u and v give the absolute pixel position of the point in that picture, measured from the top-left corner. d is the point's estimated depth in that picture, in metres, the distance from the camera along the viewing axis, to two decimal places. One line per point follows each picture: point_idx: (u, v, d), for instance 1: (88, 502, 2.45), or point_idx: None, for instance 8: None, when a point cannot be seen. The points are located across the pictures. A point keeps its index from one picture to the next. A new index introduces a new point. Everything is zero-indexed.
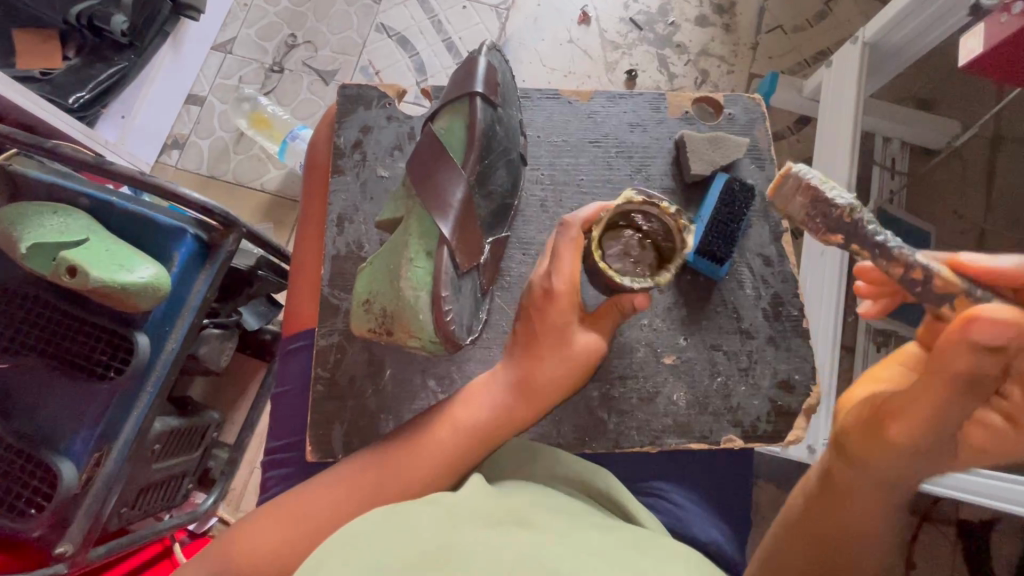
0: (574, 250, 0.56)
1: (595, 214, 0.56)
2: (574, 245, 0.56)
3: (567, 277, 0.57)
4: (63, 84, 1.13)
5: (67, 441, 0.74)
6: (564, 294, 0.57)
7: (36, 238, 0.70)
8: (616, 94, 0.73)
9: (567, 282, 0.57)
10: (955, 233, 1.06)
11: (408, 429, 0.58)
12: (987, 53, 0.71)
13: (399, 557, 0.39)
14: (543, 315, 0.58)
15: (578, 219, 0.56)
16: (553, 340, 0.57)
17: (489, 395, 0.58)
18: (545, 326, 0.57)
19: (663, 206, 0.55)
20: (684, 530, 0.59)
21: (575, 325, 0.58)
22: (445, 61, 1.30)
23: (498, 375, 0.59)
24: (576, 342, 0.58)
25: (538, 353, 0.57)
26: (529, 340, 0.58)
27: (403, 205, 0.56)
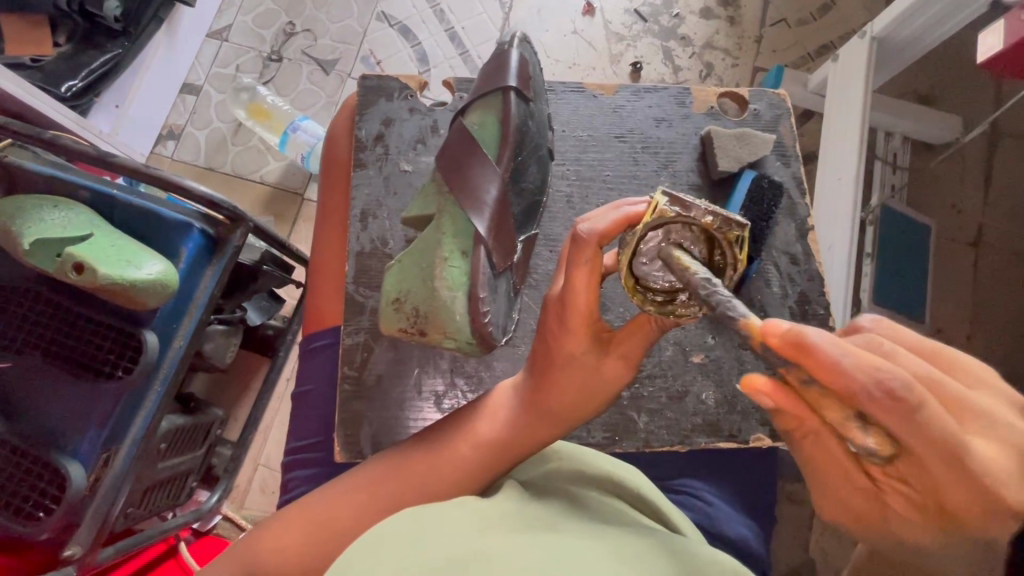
0: (588, 274, 0.48)
1: (611, 229, 0.46)
2: (588, 270, 0.47)
3: (580, 302, 0.49)
4: (54, 71, 1.08)
5: (74, 442, 0.73)
6: (577, 318, 0.49)
7: (37, 234, 0.66)
8: (641, 88, 0.75)
9: (581, 306, 0.49)
10: (954, 229, 1.07)
11: (425, 442, 0.55)
12: (1007, 50, 0.73)
13: (442, 553, 0.38)
14: (557, 337, 0.51)
15: (592, 237, 0.46)
16: (579, 365, 0.51)
17: (509, 411, 0.54)
18: (560, 351, 0.51)
19: (705, 222, 0.41)
20: (714, 527, 0.58)
21: (604, 349, 0.51)
22: (447, 51, 1.28)
23: (519, 392, 0.55)
24: (598, 368, 0.51)
25: (557, 376, 0.52)
26: (547, 363, 0.52)
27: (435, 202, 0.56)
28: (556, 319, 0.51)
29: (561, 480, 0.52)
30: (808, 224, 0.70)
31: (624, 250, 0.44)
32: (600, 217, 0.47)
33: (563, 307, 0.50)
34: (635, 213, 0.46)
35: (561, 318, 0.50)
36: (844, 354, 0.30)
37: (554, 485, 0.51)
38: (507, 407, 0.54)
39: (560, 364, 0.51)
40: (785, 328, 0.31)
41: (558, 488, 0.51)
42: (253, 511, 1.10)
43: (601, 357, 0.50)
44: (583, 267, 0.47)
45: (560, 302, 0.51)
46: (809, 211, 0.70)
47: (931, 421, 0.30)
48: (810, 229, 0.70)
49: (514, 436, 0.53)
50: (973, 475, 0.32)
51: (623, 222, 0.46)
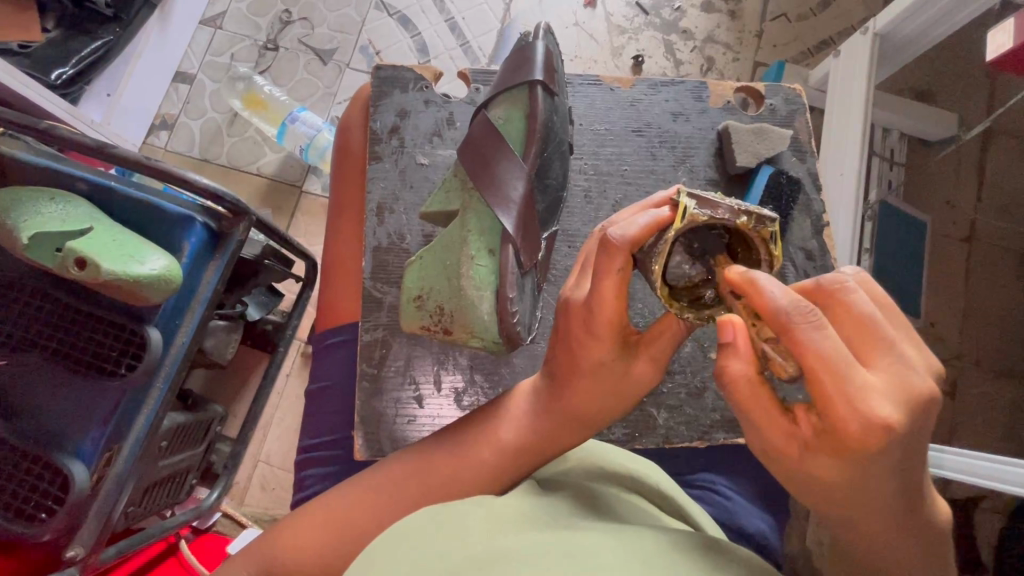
0: (616, 283, 0.46)
1: (643, 235, 0.43)
2: (617, 280, 0.46)
3: (607, 310, 0.47)
4: (43, 58, 1.04)
5: (76, 441, 0.71)
6: (604, 325, 0.48)
7: (36, 228, 0.65)
8: (658, 82, 0.75)
9: (607, 313, 0.47)
10: (947, 224, 1.08)
11: (451, 437, 0.54)
12: (1016, 49, 0.74)
13: (465, 551, 0.38)
14: (581, 344, 0.50)
15: (625, 244, 0.43)
16: (602, 374, 0.50)
17: (528, 417, 0.53)
18: (586, 359, 0.50)
19: (740, 222, 0.40)
20: (733, 521, 0.59)
21: (626, 357, 0.50)
22: (448, 41, 1.26)
23: (539, 398, 0.54)
24: (625, 373, 0.50)
25: (578, 380, 0.51)
26: (569, 369, 0.51)
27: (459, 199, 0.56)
28: (580, 326, 0.50)
29: (581, 477, 0.52)
30: (824, 221, 0.71)
31: (659, 260, 0.42)
32: (631, 221, 0.44)
33: (588, 315, 0.48)
34: (664, 218, 0.43)
35: (588, 326, 0.49)
36: (777, 291, 0.36)
37: (573, 481, 0.51)
38: (526, 410, 0.54)
39: (585, 371, 0.50)
40: (739, 272, 0.38)
41: (577, 484, 0.50)
42: (254, 508, 1.09)
43: (628, 362, 0.50)
44: (610, 272, 0.45)
45: (585, 309, 0.49)
46: (825, 206, 0.70)
47: (822, 337, 0.35)
48: (824, 225, 0.71)
49: (536, 439, 0.52)
50: (859, 396, 0.35)
51: (656, 228, 0.43)
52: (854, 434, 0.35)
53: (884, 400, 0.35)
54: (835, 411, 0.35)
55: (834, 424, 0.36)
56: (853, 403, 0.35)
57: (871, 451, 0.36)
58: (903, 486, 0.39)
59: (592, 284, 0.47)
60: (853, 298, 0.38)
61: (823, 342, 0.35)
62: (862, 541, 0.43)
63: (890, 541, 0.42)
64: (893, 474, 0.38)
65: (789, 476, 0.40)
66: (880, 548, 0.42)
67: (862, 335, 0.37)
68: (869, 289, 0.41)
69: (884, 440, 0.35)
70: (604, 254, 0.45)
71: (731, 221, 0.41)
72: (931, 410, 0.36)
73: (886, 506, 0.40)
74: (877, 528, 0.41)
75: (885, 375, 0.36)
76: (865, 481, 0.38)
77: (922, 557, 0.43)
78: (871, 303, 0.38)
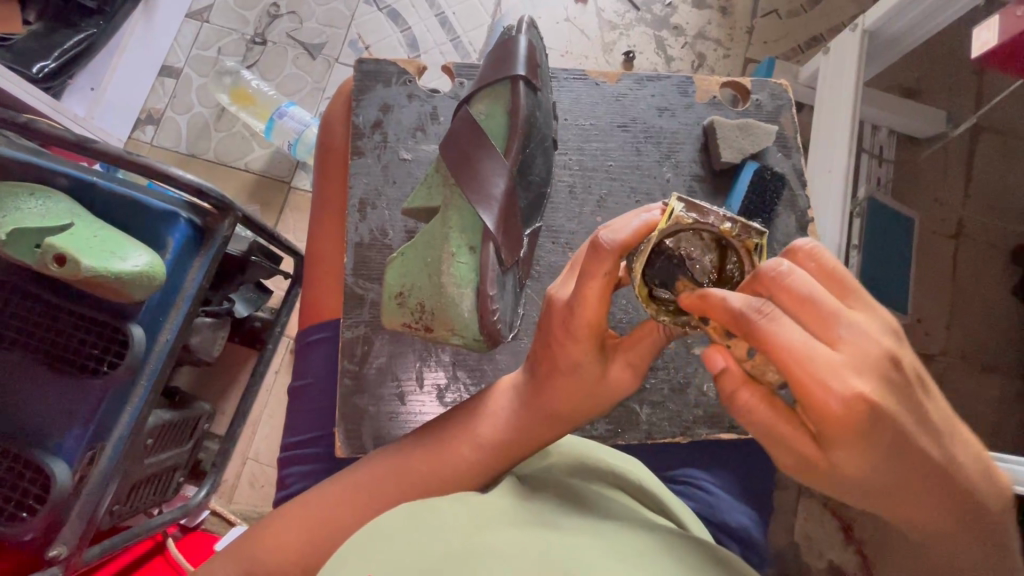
0: (600, 286, 0.46)
1: (633, 239, 0.44)
2: (603, 283, 0.45)
3: (589, 310, 0.47)
4: (25, 51, 1.02)
5: (59, 440, 0.70)
6: (583, 328, 0.48)
7: (14, 224, 0.63)
8: (644, 77, 0.74)
9: (589, 314, 0.47)
10: (936, 221, 1.07)
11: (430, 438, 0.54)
12: (1001, 45, 0.73)
13: (441, 548, 0.38)
14: (560, 344, 0.50)
15: (614, 248, 0.44)
16: (582, 377, 0.50)
17: (509, 416, 0.53)
18: (565, 359, 0.50)
19: (725, 228, 0.42)
20: (716, 517, 0.59)
21: (605, 360, 0.50)
22: (438, 36, 1.25)
23: (517, 397, 0.54)
24: (602, 376, 0.50)
25: (558, 380, 0.51)
26: (550, 368, 0.51)
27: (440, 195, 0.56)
28: (560, 327, 0.49)
29: (564, 474, 0.52)
30: (808, 217, 0.71)
31: (641, 257, 0.43)
32: (620, 226, 0.44)
33: (569, 316, 0.48)
34: (654, 221, 0.44)
35: (567, 328, 0.49)
36: (728, 296, 0.37)
37: (554, 478, 0.50)
38: (506, 409, 0.54)
39: (563, 371, 0.50)
40: (692, 294, 0.39)
41: (558, 481, 0.50)
42: (242, 506, 1.09)
43: (605, 363, 0.50)
44: (597, 273, 0.45)
45: (566, 310, 0.49)
46: (809, 202, 0.70)
47: (781, 334, 0.35)
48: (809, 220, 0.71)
49: (512, 439, 0.52)
50: (830, 379, 0.35)
51: (644, 230, 0.44)
52: (837, 418, 0.35)
53: (852, 375, 0.35)
54: (812, 399, 0.35)
55: (817, 412, 0.36)
56: (823, 389, 0.35)
57: (858, 428, 0.35)
58: (925, 453, 0.38)
59: (577, 285, 0.47)
60: (789, 278, 0.36)
61: (783, 333, 0.35)
62: (908, 517, 0.41)
63: (935, 512, 0.40)
64: (900, 447, 0.37)
65: (809, 476, 0.40)
66: (927, 521, 0.41)
67: (815, 314, 0.36)
68: (809, 260, 0.39)
69: (868, 414, 0.35)
70: (592, 255, 0.45)
71: (716, 227, 0.43)
72: (897, 368, 0.36)
73: (921, 476, 0.38)
74: (917, 504, 0.40)
75: (849, 349, 0.35)
76: (876, 463, 0.37)
77: (971, 517, 0.41)
78: (809, 278, 0.37)
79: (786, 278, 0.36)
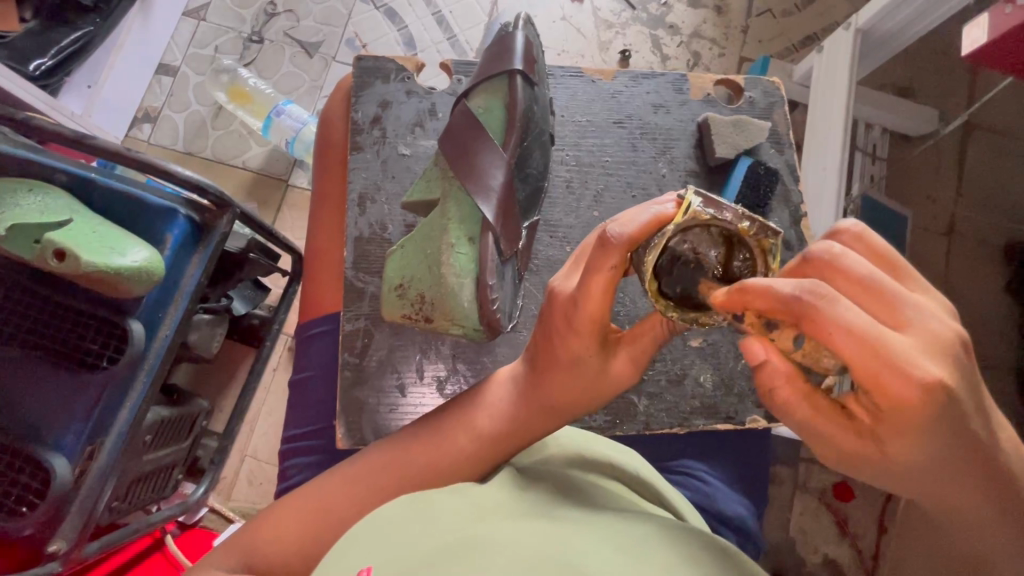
0: (605, 280, 0.46)
1: (643, 232, 0.43)
2: (608, 277, 0.46)
3: (592, 304, 0.47)
4: (22, 48, 1.03)
5: (57, 434, 0.70)
6: (586, 321, 0.48)
7: (13, 219, 0.63)
8: (640, 74, 0.75)
9: (592, 308, 0.47)
10: (928, 218, 1.09)
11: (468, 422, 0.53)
12: (991, 43, 0.74)
13: (441, 538, 0.38)
14: (562, 337, 0.50)
15: (622, 241, 0.44)
16: (584, 371, 0.50)
17: (512, 409, 0.53)
18: (566, 353, 0.50)
19: (742, 227, 0.40)
20: (712, 505, 0.61)
21: (605, 354, 0.50)
22: (435, 35, 1.25)
23: (518, 391, 0.54)
24: (603, 370, 0.50)
25: (557, 373, 0.51)
26: (548, 362, 0.52)
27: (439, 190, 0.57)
28: (564, 320, 0.50)
29: (561, 466, 0.52)
30: (802, 212, 0.72)
31: (653, 251, 0.42)
32: (629, 219, 0.44)
33: (573, 308, 0.49)
34: (666, 214, 0.43)
35: (569, 321, 0.49)
36: (778, 284, 0.36)
37: (553, 470, 0.51)
38: (505, 401, 0.54)
39: (564, 365, 0.51)
40: (728, 289, 0.38)
41: (556, 472, 0.51)
42: (241, 502, 1.09)
43: (608, 357, 0.50)
44: (602, 267, 0.46)
45: (570, 302, 0.49)
46: (803, 197, 0.72)
47: (851, 320, 0.35)
48: (803, 215, 0.72)
49: (511, 431, 0.53)
50: (900, 363, 0.35)
51: (655, 225, 0.43)
52: (904, 402, 0.36)
53: (920, 360, 0.36)
54: (885, 384, 0.35)
55: (885, 397, 0.36)
56: (892, 373, 0.35)
57: (922, 408, 0.36)
58: (977, 438, 0.39)
59: (581, 278, 0.47)
60: (847, 262, 0.37)
61: (851, 316, 0.35)
62: (953, 502, 0.42)
63: (982, 496, 0.41)
64: (957, 428, 0.37)
65: (861, 463, 0.40)
66: (970, 503, 0.41)
67: (876, 297, 0.37)
68: (859, 244, 0.41)
69: (936, 399, 0.35)
70: (599, 250, 0.45)
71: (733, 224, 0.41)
72: (960, 351, 0.37)
73: (971, 454, 0.39)
74: (965, 488, 0.41)
75: (917, 333, 0.36)
76: (931, 447, 0.38)
77: (1017, 502, 0.42)
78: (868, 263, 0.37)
79: (847, 262, 0.37)
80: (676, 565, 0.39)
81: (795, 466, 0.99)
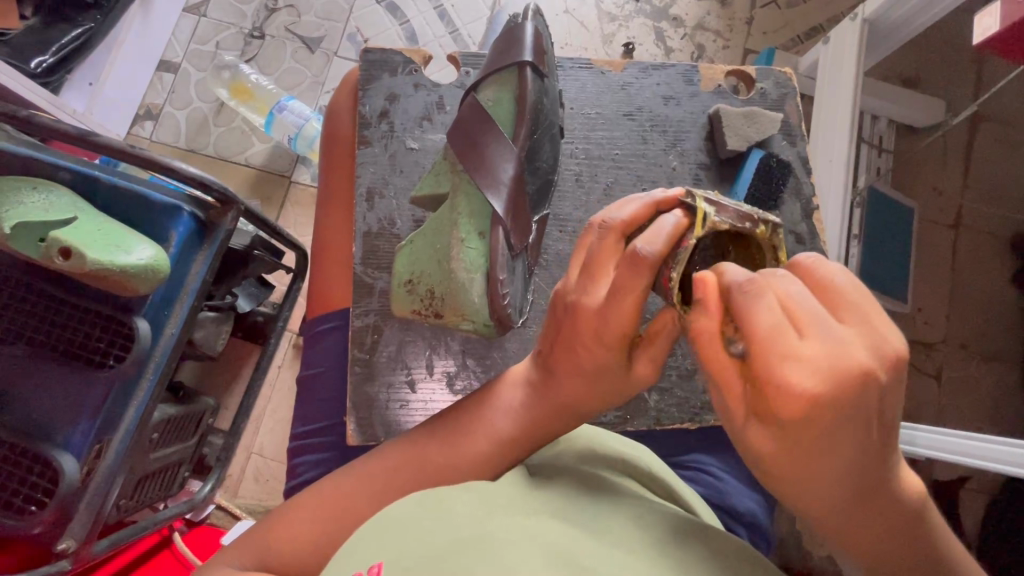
0: (637, 298, 0.44)
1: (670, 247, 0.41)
2: (637, 297, 0.44)
3: (619, 320, 0.45)
4: (22, 45, 1.01)
5: (65, 434, 0.70)
6: (614, 334, 0.46)
7: (19, 217, 0.63)
8: (649, 66, 0.74)
9: (619, 322, 0.46)
10: (935, 211, 1.07)
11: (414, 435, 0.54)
12: (1003, 31, 0.73)
13: (455, 534, 0.38)
14: (583, 346, 0.49)
15: (652, 260, 0.41)
16: (607, 378, 0.50)
17: (529, 416, 0.52)
18: (588, 360, 0.49)
19: (756, 230, 0.40)
20: (725, 501, 0.60)
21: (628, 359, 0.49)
22: (437, 29, 1.24)
23: (534, 400, 0.53)
24: (627, 374, 0.50)
25: (577, 378, 0.50)
26: (569, 368, 0.51)
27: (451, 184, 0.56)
28: (589, 333, 0.47)
29: (573, 462, 0.51)
30: (813, 205, 0.72)
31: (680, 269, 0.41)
32: (654, 234, 0.41)
33: (600, 320, 0.47)
34: (683, 225, 0.42)
35: (598, 334, 0.47)
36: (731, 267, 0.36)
37: (566, 465, 0.50)
38: (520, 404, 0.53)
39: (585, 371, 0.50)
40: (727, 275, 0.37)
41: (569, 468, 0.50)
42: (248, 499, 1.09)
43: (629, 360, 0.49)
44: (632, 285, 0.43)
45: (597, 316, 0.47)
46: (814, 189, 0.71)
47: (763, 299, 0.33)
48: (814, 208, 0.72)
49: (531, 433, 0.52)
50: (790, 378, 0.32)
51: (677, 235, 0.41)
52: (791, 412, 0.33)
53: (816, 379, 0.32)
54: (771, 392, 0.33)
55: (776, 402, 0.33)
56: (781, 377, 0.32)
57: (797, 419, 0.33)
58: (860, 466, 0.37)
59: (607, 294, 0.45)
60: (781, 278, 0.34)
61: (763, 313, 0.33)
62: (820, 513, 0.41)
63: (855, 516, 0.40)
64: (833, 445, 0.35)
65: (737, 448, 0.39)
66: (839, 517, 0.40)
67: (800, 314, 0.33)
68: (814, 275, 0.35)
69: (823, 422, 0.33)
70: (627, 270, 0.42)
71: (748, 228, 0.41)
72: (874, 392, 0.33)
73: (843, 476, 0.37)
74: (835, 506, 0.39)
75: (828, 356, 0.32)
76: (812, 460, 0.36)
77: (881, 534, 0.42)
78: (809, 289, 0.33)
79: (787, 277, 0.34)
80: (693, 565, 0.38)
81: None
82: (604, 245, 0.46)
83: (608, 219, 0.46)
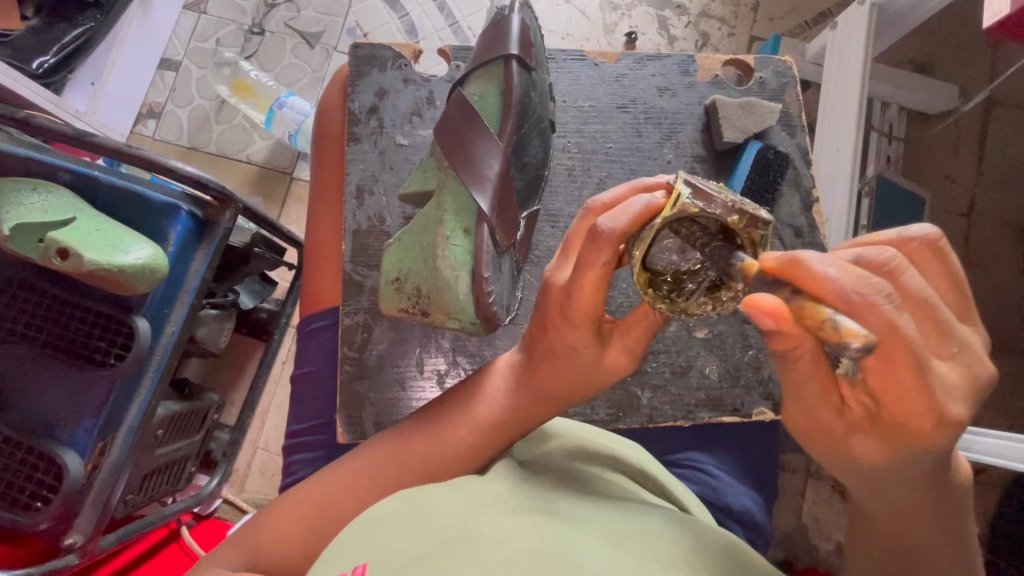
0: (600, 276, 0.44)
1: (633, 226, 0.42)
2: (603, 272, 0.44)
3: (584, 298, 0.46)
4: (23, 46, 1.02)
5: (69, 432, 0.72)
6: (579, 313, 0.46)
7: (18, 218, 0.63)
8: (644, 57, 0.73)
9: (586, 301, 0.46)
10: (946, 200, 0.99)
11: (442, 404, 0.54)
12: (1014, 14, 0.70)
13: (438, 532, 0.38)
14: (557, 327, 0.48)
15: (613, 235, 0.42)
16: (578, 364, 0.49)
17: (506, 396, 0.52)
18: (560, 342, 0.49)
19: (731, 220, 0.39)
20: (719, 499, 0.60)
21: (594, 344, 0.48)
22: (436, 22, 1.23)
23: (507, 383, 0.53)
24: (598, 359, 0.49)
25: (551, 363, 0.50)
26: (544, 351, 0.50)
27: (442, 182, 0.57)
28: (558, 311, 0.48)
29: (564, 458, 0.51)
30: (812, 197, 0.70)
31: (641, 246, 0.42)
32: (619, 211, 0.42)
33: (566, 300, 0.47)
34: (656, 205, 0.42)
35: (565, 312, 0.47)
36: (830, 268, 0.33)
37: (554, 462, 0.50)
38: (500, 389, 0.53)
39: (557, 353, 0.49)
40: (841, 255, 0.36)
41: (560, 466, 0.49)
42: (253, 494, 1.10)
43: (602, 347, 0.49)
44: (594, 259, 0.44)
45: (563, 294, 0.47)
46: (814, 181, 0.70)
47: (876, 309, 0.32)
48: (814, 201, 0.71)
49: (509, 417, 0.52)
50: (936, 389, 0.34)
51: (644, 217, 0.42)
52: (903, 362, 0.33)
53: (952, 396, 0.35)
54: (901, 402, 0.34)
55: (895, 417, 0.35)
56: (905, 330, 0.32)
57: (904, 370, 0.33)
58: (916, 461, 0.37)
59: (574, 271, 0.46)
60: (905, 275, 0.34)
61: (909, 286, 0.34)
62: (886, 513, 0.41)
63: (916, 521, 0.41)
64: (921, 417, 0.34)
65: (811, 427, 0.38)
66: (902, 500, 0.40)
67: (931, 321, 0.34)
68: (930, 263, 0.37)
69: (942, 433, 0.35)
70: (588, 244, 0.44)
71: (722, 218, 0.40)
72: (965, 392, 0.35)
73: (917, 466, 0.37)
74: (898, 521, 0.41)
75: (959, 372, 0.35)
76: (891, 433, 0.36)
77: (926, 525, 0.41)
78: (923, 283, 0.34)
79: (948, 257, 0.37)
80: (682, 566, 0.37)
81: (806, 454, 0.96)
82: (584, 225, 0.48)
83: (590, 200, 0.48)
